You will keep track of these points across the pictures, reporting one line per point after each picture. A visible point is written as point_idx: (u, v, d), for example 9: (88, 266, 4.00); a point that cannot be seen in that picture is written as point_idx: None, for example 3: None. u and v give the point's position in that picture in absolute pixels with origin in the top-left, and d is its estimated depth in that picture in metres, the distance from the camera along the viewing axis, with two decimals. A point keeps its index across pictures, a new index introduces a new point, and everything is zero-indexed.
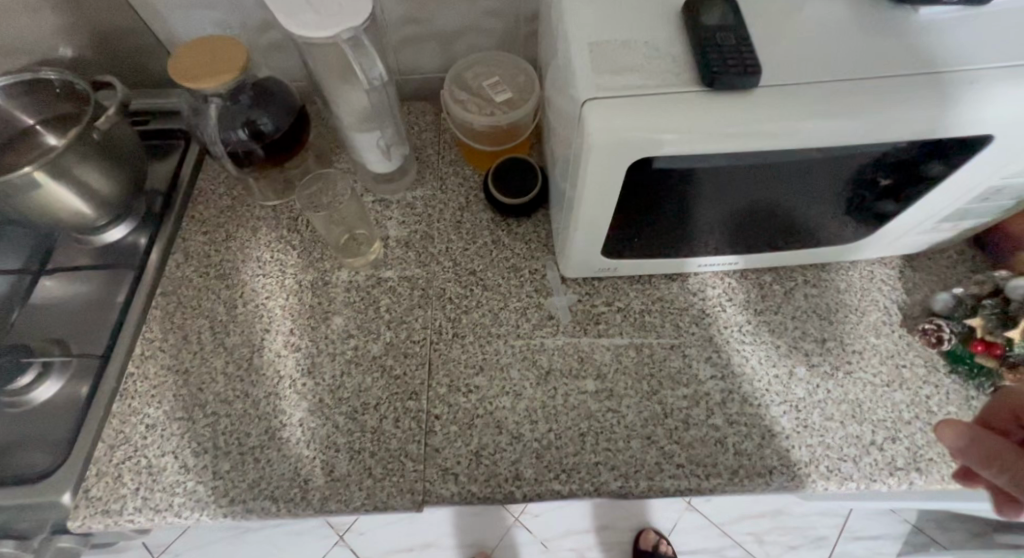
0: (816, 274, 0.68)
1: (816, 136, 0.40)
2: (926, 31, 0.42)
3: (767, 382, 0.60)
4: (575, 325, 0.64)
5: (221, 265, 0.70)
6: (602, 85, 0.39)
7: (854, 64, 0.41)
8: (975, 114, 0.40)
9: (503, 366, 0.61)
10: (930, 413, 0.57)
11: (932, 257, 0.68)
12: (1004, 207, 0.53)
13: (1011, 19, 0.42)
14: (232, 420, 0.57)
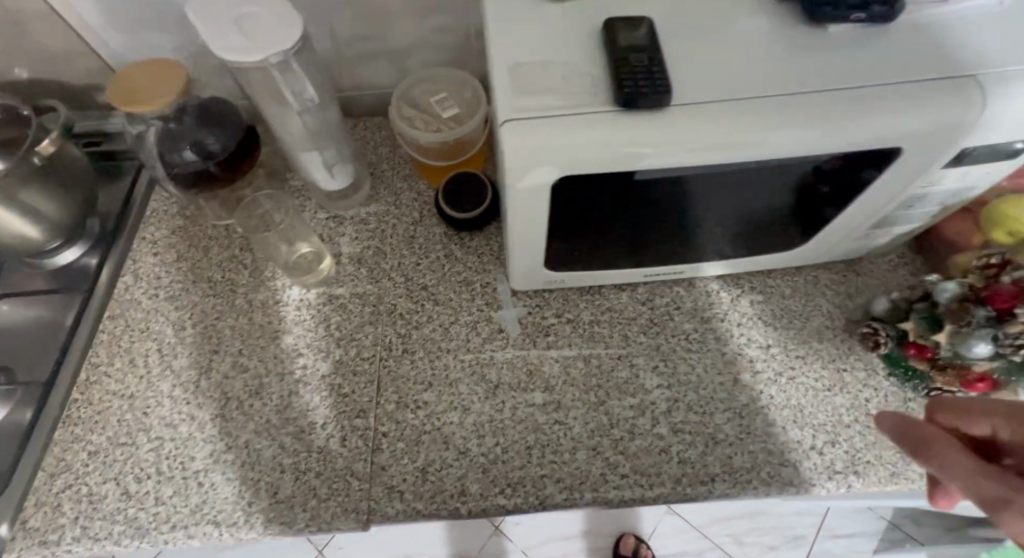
0: (762, 280, 0.69)
1: (729, 153, 0.40)
2: (838, 45, 0.42)
3: (712, 390, 0.60)
4: (525, 337, 0.65)
5: (171, 287, 0.69)
6: (519, 105, 0.40)
7: (768, 79, 0.41)
8: (888, 127, 0.40)
9: (452, 381, 0.62)
10: (869, 415, 0.58)
11: (875, 261, 0.70)
12: (931, 213, 0.54)
13: (919, 33, 0.42)
14: (177, 444, 0.57)
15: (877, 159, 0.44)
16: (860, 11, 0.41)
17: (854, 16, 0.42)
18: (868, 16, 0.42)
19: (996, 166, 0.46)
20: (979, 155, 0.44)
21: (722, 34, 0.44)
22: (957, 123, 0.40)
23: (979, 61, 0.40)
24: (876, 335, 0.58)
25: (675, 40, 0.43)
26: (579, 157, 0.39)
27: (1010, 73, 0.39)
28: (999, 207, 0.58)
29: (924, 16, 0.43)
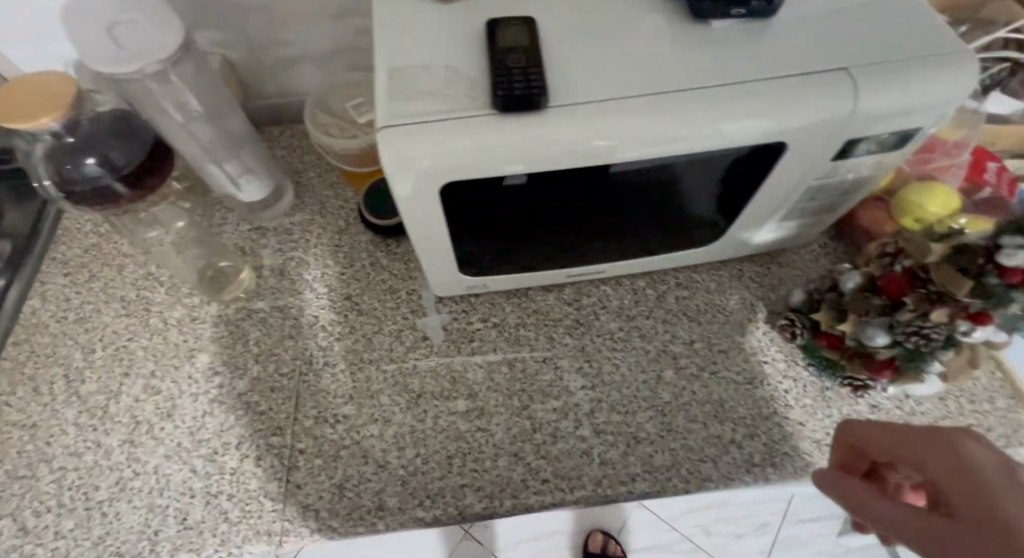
0: (687, 276, 0.69)
1: (616, 151, 0.39)
2: (721, 40, 0.42)
3: (635, 388, 0.60)
4: (449, 344, 0.64)
5: (81, 308, 0.66)
6: (395, 111, 0.39)
7: (654, 75, 0.40)
8: (774, 121, 0.39)
9: (373, 393, 0.60)
10: (788, 407, 0.58)
11: (797, 251, 0.70)
12: (835, 202, 0.55)
13: (800, 26, 0.42)
14: (80, 475, 0.55)
15: (767, 153, 0.44)
16: (739, 6, 0.41)
17: (734, 11, 0.42)
18: (747, 11, 0.42)
19: (883, 154, 0.47)
20: (866, 144, 0.45)
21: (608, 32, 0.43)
22: (839, 115, 0.39)
23: (858, 53, 0.40)
24: (794, 325, 0.58)
25: (559, 40, 0.42)
26: (460, 163, 0.38)
27: (884, 66, 0.40)
28: (907, 194, 0.59)
29: (805, 11, 0.43)
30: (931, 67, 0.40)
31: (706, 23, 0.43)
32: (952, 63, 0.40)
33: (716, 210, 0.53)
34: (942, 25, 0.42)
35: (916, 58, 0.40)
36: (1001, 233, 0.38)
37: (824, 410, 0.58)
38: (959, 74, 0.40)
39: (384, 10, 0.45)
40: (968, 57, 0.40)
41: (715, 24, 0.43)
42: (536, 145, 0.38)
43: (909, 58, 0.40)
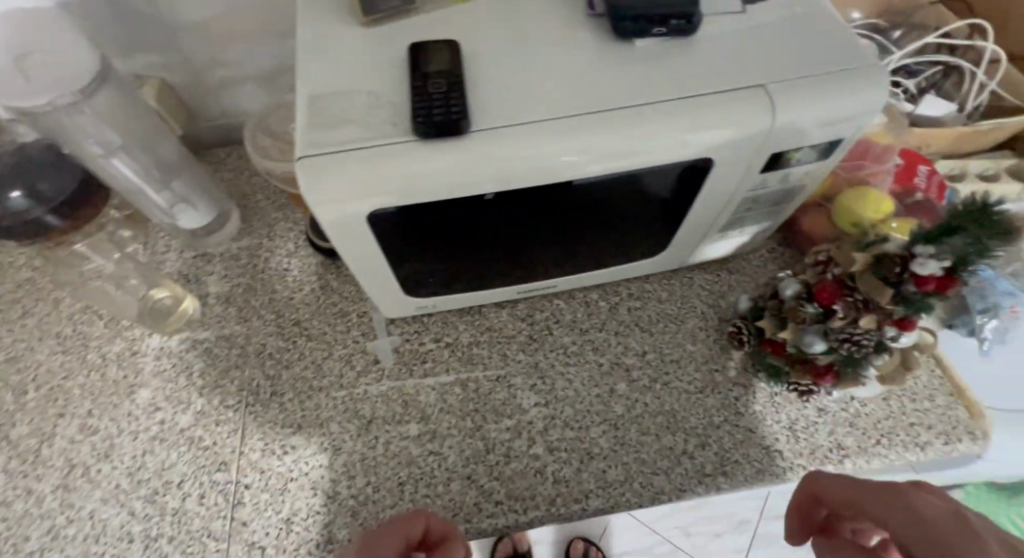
0: (639, 286, 0.68)
1: (542, 173, 0.39)
2: (645, 59, 0.43)
3: (588, 404, 0.60)
4: (400, 367, 0.63)
5: (13, 347, 0.64)
6: (315, 140, 0.38)
7: (577, 96, 0.40)
8: (695, 138, 0.40)
9: (323, 421, 0.59)
10: (738, 414, 0.59)
11: (746, 258, 0.69)
12: (774, 209, 0.56)
13: (719, 45, 0.44)
14: (10, 524, 0.53)
15: (696, 170, 0.44)
16: (659, 26, 0.43)
17: (655, 31, 0.43)
18: (667, 30, 0.43)
19: (812, 164, 0.48)
20: (791, 156, 0.46)
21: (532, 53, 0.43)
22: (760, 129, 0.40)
23: (770, 71, 0.42)
24: (741, 334, 0.59)
25: (483, 62, 0.42)
26: (383, 190, 0.37)
27: (797, 81, 0.41)
28: (842, 198, 0.61)
29: (720, 30, 0.45)
30: (843, 82, 0.41)
31: (629, 43, 0.44)
32: (860, 75, 0.41)
33: (656, 224, 0.54)
34: (850, 40, 0.44)
35: (827, 72, 0.42)
36: (915, 244, 0.41)
37: (773, 415, 0.59)
38: (868, 89, 0.41)
39: (309, 37, 0.45)
40: (874, 69, 0.42)
41: (639, 43, 0.44)
42: (459, 171, 0.38)
43: (820, 73, 0.42)
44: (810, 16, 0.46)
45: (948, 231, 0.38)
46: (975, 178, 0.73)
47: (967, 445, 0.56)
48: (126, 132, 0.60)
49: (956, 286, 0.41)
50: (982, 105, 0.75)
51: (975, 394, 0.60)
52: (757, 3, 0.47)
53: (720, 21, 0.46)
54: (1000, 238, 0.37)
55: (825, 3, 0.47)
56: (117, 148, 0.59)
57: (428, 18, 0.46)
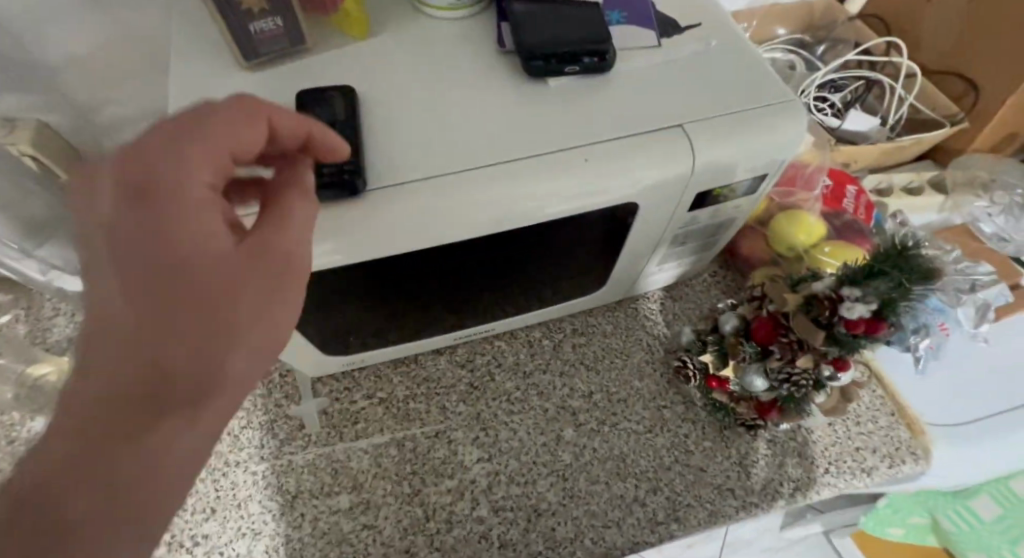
0: (584, 320, 0.64)
1: (458, 231, 0.39)
2: (556, 98, 0.43)
3: (534, 455, 0.56)
4: (328, 430, 0.57)
5: None
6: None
7: (485, 147, 0.40)
8: (618, 184, 0.41)
9: (241, 502, 0.53)
10: (688, 453, 0.57)
11: (688, 283, 0.66)
12: (709, 238, 0.54)
13: (627, 85, 0.45)
14: None
15: (616, 213, 0.45)
16: (572, 64, 0.44)
17: (568, 68, 0.44)
18: (581, 67, 0.44)
19: (737, 200, 0.48)
20: (720, 195, 0.47)
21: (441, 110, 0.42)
22: (673, 170, 0.42)
23: (691, 111, 0.43)
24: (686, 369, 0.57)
25: (390, 109, 0.42)
26: None
27: (714, 122, 0.43)
28: (777, 224, 0.60)
29: (637, 67, 0.46)
30: (741, 120, 0.43)
31: (542, 79, 0.44)
32: (771, 115, 0.44)
33: (586, 259, 0.52)
34: (764, 75, 0.46)
35: (742, 112, 0.43)
36: (842, 285, 0.41)
37: (724, 451, 0.57)
38: (764, 126, 0.43)
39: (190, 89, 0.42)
40: (787, 109, 0.44)
41: (554, 80, 0.44)
42: (363, 233, 0.37)
43: (735, 112, 0.43)
44: (728, 48, 0.47)
45: (872, 273, 0.40)
46: (899, 191, 0.74)
47: (910, 466, 0.56)
48: None
49: (885, 329, 0.41)
50: (903, 116, 0.75)
51: (917, 412, 0.60)
52: (676, 34, 0.47)
53: (636, 55, 0.46)
54: (921, 279, 0.39)
55: (741, 32, 0.48)
56: None
57: (324, 72, 0.44)
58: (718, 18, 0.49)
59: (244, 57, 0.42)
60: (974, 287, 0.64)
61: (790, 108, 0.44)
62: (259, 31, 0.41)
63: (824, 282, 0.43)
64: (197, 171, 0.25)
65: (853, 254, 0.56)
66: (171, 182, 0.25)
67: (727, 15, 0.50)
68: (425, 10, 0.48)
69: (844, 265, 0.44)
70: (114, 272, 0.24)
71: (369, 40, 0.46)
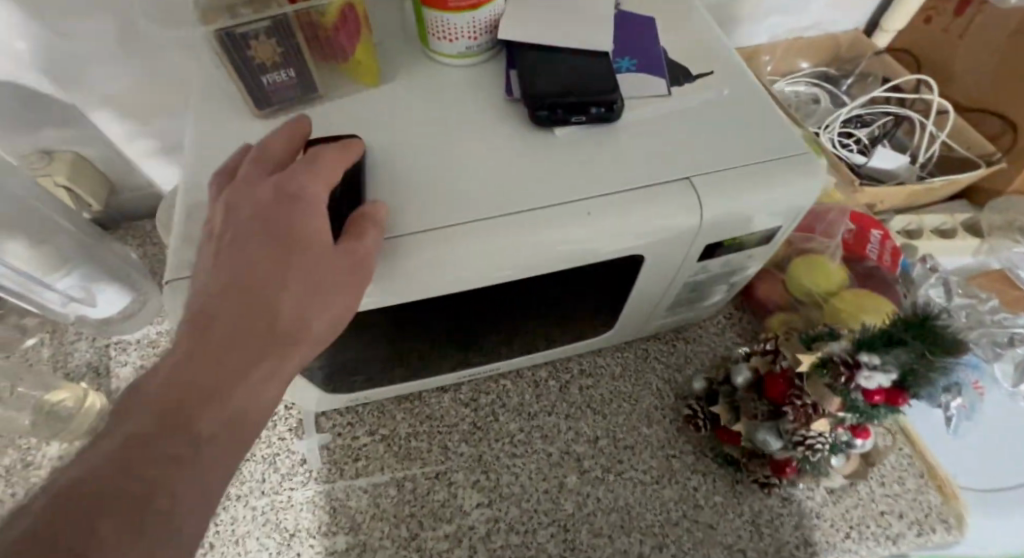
0: (591, 361, 0.62)
1: (456, 282, 0.39)
2: (562, 148, 0.43)
3: (535, 503, 0.55)
4: (329, 467, 0.56)
5: None
6: (183, 262, 0.38)
7: (487, 198, 0.40)
8: (621, 237, 0.40)
9: (239, 537, 0.53)
10: (696, 508, 0.54)
11: (703, 325, 0.64)
12: (724, 284, 0.53)
13: (634, 136, 0.44)
14: None
15: (620, 263, 0.44)
16: (578, 114, 0.43)
17: (574, 118, 0.44)
18: (586, 117, 0.44)
19: (750, 250, 0.47)
20: (729, 245, 0.46)
21: (443, 158, 0.43)
22: (680, 222, 0.41)
23: (698, 162, 0.43)
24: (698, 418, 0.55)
25: (395, 157, 0.43)
26: None
27: (721, 174, 0.42)
28: (797, 271, 0.58)
29: (644, 116, 0.45)
30: (753, 173, 0.42)
31: (548, 128, 0.44)
32: (782, 168, 0.43)
33: (593, 304, 0.51)
34: (777, 126, 0.45)
35: (752, 165, 0.43)
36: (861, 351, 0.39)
37: (735, 507, 0.54)
38: (778, 179, 0.42)
39: (206, 137, 0.43)
40: (800, 162, 0.43)
41: (560, 129, 0.44)
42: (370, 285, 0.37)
43: (743, 164, 0.43)
44: (739, 98, 0.46)
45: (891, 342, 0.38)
46: (930, 233, 0.70)
47: (941, 535, 0.52)
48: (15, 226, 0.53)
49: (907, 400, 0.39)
50: (935, 153, 0.73)
51: (949, 474, 0.57)
52: (687, 83, 0.47)
53: (643, 104, 0.46)
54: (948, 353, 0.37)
55: (755, 82, 0.48)
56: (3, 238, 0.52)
57: (334, 121, 0.45)
58: (731, 66, 0.48)
59: (255, 105, 0.43)
60: (1010, 342, 0.60)
61: (805, 161, 0.43)
62: (271, 82, 0.42)
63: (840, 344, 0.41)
64: (309, 185, 0.36)
65: (877, 305, 0.53)
66: (294, 191, 0.35)
67: (741, 63, 0.49)
68: (436, 58, 0.48)
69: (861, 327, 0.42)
70: (241, 246, 0.33)
71: (380, 87, 0.47)
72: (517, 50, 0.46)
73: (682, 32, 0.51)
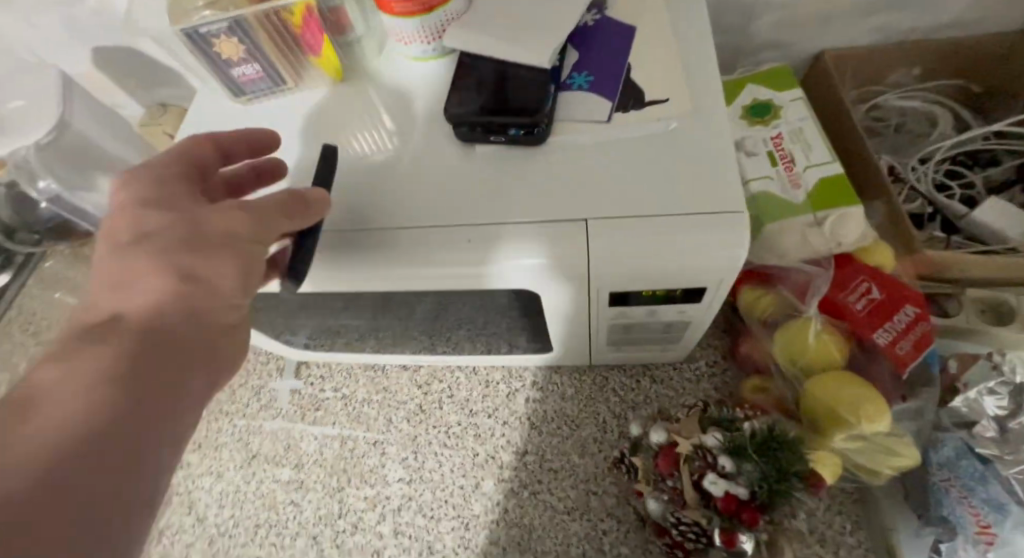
0: (546, 375, 0.57)
1: (353, 284, 0.42)
2: (483, 168, 0.43)
3: (448, 493, 0.53)
4: (295, 409, 0.60)
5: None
6: None
7: (395, 209, 0.42)
8: (513, 271, 0.39)
9: (217, 446, 0.60)
10: (598, 552, 0.49)
11: (676, 366, 0.54)
12: (670, 339, 0.48)
13: (561, 164, 0.42)
14: None
15: (526, 295, 0.43)
16: (496, 135, 0.42)
17: (493, 138, 0.42)
18: (505, 138, 0.42)
19: (681, 306, 0.43)
20: (648, 296, 0.42)
21: (370, 162, 0.44)
22: (572, 264, 0.39)
23: (607, 205, 0.40)
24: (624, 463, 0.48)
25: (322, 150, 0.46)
26: None
27: (625, 221, 0.39)
28: (785, 333, 0.48)
29: (576, 143, 0.43)
30: (674, 222, 0.38)
31: (470, 144, 0.44)
32: (700, 226, 0.38)
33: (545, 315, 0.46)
34: (720, 177, 0.40)
35: (667, 219, 0.39)
36: (722, 449, 0.38)
37: None
38: (700, 236, 0.38)
39: (189, 117, 0.49)
40: (725, 223, 0.38)
41: (483, 148, 0.43)
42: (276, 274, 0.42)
43: (658, 217, 0.39)
44: (687, 138, 0.42)
45: (739, 451, 0.38)
46: None
47: None
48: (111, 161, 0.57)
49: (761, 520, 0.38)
50: None
51: None
52: (634, 111, 0.42)
53: (580, 128, 0.43)
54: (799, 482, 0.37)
55: (720, 120, 0.42)
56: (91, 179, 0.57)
57: (297, 112, 0.48)
58: (698, 99, 0.43)
59: (232, 95, 0.48)
60: None
61: (734, 223, 0.38)
62: (239, 75, 0.46)
63: (716, 439, 0.38)
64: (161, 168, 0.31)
65: (863, 398, 0.44)
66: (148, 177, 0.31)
67: (715, 98, 0.43)
68: (396, 58, 0.49)
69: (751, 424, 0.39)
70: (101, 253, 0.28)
71: (344, 85, 0.49)
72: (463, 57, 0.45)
73: (664, 47, 0.45)
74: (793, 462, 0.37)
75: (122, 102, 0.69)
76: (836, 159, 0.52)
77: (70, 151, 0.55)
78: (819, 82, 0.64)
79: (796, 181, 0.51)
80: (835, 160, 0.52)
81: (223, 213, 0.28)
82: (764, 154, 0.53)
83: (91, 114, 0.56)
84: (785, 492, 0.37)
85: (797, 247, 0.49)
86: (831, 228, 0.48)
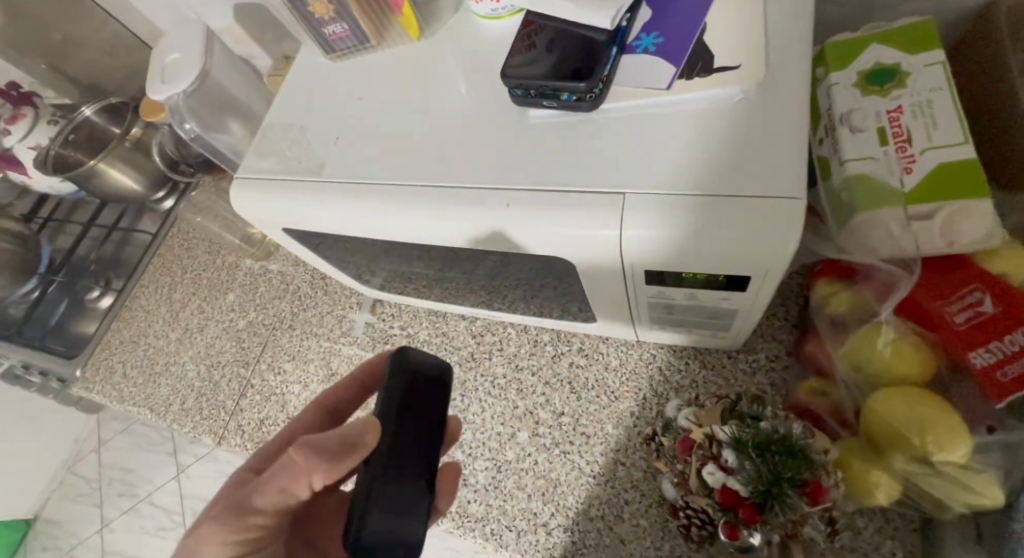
0: (593, 343, 0.58)
1: (407, 238, 0.45)
2: (533, 133, 0.43)
3: (487, 435, 0.57)
4: (368, 341, 0.64)
5: (160, 233, 0.82)
6: (250, 167, 0.51)
7: (449, 169, 0.44)
8: (553, 245, 0.40)
9: (307, 365, 0.64)
10: (617, 518, 0.50)
11: (732, 356, 0.53)
12: (719, 325, 0.46)
13: (611, 132, 0.41)
14: (113, 346, 0.74)
15: (564, 266, 0.43)
16: (549, 99, 0.42)
17: (547, 102, 0.42)
18: (558, 104, 0.42)
19: (724, 292, 0.40)
20: (685, 279, 0.40)
21: (434, 120, 0.46)
22: (601, 239, 0.38)
23: (647, 175, 0.38)
24: (654, 442, 0.47)
25: (395, 107, 0.48)
26: (278, 217, 0.50)
27: (665, 196, 0.37)
28: (852, 336, 0.45)
29: (629, 114, 0.41)
30: (717, 205, 0.36)
31: (525, 108, 0.44)
32: (746, 211, 0.35)
33: (581, 289, 0.47)
34: (782, 157, 0.36)
35: (709, 200, 0.36)
36: (728, 444, 0.36)
37: (657, 539, 0.48)
38: (743, 222, 0.35)
39: (294, 70, 0.54)
40: (777, 210, 0.34)
41: (537, 112, 0.43)
42: (345, 221, 0.46)
43: (697, 196, 0.36)
44: (751, 111, 0.38)
45: (739, 446, 0.36)
46: None
47: None
48: (239, 110, 0.67)
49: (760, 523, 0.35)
50: None
51: None
52: (702, 75, 0.39)
53: (635, 92, 0.41)
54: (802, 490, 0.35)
55: (796, 95, 0.38)
56: (223, 123, 0.66)
57: (377, 68, 0.51)
58: (772, 71, 0.39)
59: (325, 51, 0.53)
60: None
61: (781, 209, 0.34)
62: (331, 33, 0.50)
63: (728, 432, 0.37)
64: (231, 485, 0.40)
65: (925, 419, 0.39)
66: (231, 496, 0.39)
67: (793, 68, 0.39)
68: (472, 18, 0.50)
69: (769, 420, 0.37)
70: None
71: (421, 43, 0.51)
72: (533, 17, 0.45)
73: (745, 8, 0.41)
74: (790, 465, 0.35)
75: (256, 54, 0.78)
76: (969, 141, 0.42)
77: (210, 99, 0.63)
78: (975, 40, 0.53)
79: (908, 165, 0.43)
80: (967, 141, 0.42)
81: (197, 537, 0.35)
82: (873, 130, 0.45)
83: (231, 69, 0.65)
84: (780, 495, 0.35)
85: (883, 243, 0.42)
86: (942, 222, 0.41)
